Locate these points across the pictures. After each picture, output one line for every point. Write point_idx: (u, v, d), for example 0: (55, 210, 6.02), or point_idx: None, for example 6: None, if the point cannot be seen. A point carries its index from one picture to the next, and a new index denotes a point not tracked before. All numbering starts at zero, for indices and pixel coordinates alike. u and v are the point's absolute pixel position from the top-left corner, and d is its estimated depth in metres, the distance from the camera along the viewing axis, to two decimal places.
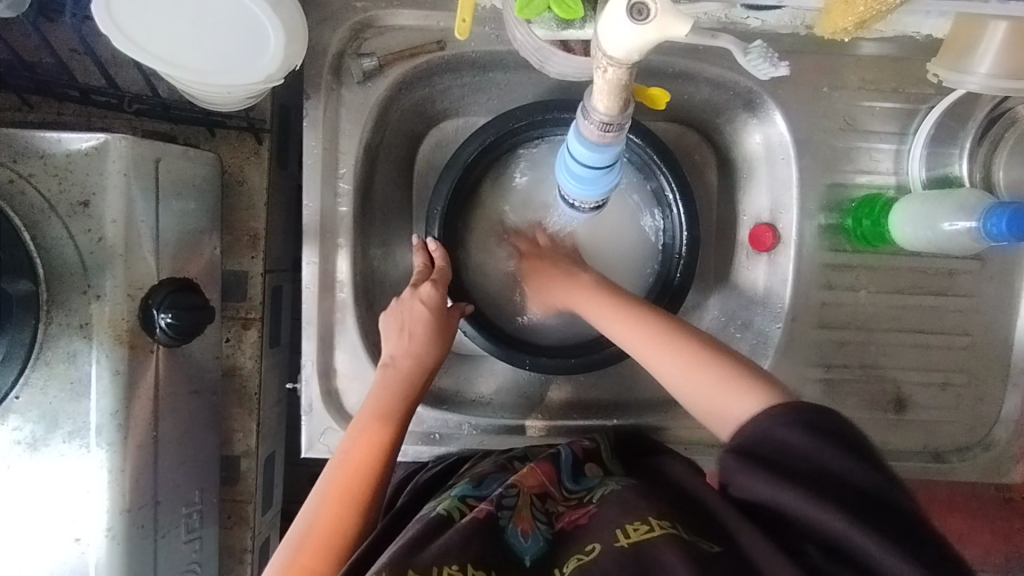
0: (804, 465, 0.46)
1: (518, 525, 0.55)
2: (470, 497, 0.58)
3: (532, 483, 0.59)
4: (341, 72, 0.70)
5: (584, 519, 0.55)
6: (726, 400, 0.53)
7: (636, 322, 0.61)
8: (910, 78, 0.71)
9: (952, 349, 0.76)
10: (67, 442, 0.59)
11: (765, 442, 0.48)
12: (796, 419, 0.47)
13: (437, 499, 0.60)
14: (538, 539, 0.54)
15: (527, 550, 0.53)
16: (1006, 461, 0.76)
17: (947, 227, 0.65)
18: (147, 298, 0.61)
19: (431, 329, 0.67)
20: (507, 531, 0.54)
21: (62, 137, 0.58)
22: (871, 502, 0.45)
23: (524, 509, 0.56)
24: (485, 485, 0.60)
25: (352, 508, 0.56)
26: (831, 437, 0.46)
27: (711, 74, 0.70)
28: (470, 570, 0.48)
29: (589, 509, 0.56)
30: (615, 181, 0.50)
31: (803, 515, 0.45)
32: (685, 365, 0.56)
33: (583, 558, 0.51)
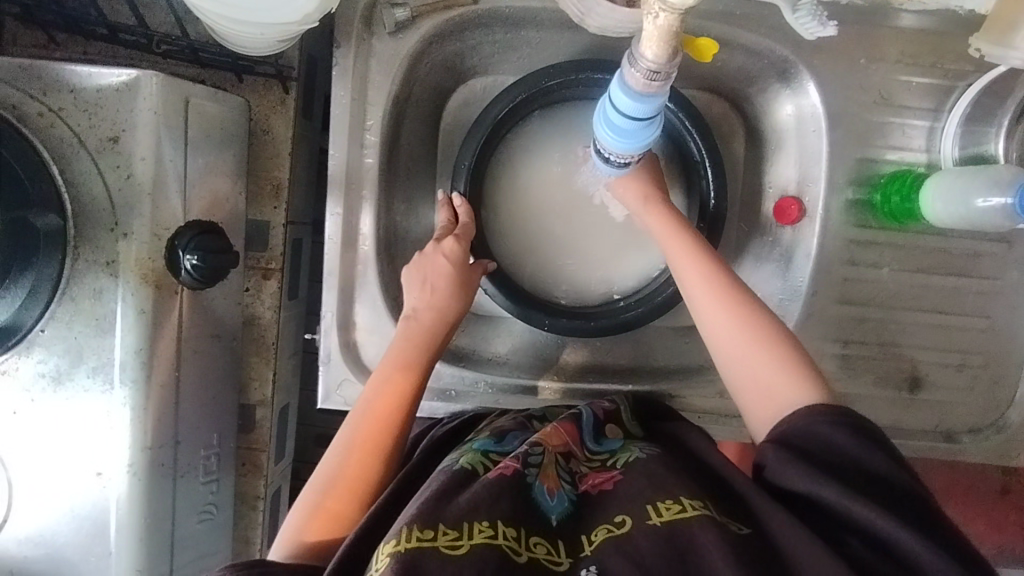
0: (841, 463, 0.47)
1: (545, 483, 0.55)
2: (492, 452, 0.59)
3: (556, 443, 0.59)
4: (372, 22, 0.69)
5: (609, 484, 0.56)
6: (778, 385, 0.53)
7: (702, 269, 0.60)
8: (950, 53, 0.70)
9: (971, 332, 0.76)
10: (90, 378, 0.60)
11: (804, 438, 0.49)
12: (843, 419, 0.49)
13: (458, 450, 0.61)
14: (564, 499, 0.54)
15: (553, 509, 0.53)
16: (1019, 445, 0.76)
17: (979, 204, 0.65)
18: (174, 239, 0.61)
19: (453, 284, 0.67)
20: (534, 489, 0.54)
21: (93, 72, 0.58)
22: (914, 505, 0.45)
23: (550, 467, 0.56)
24: (506, 441, 0.61)
25: (374, 455, 0.56)
26: (874, 438, 0.48)
27: (747, 40, 0.69)
28: (500, 526, 0.48)
29: (614, 475, 0.57)
30: (655, 136, 0.49)
31: (836, 506, 0.46)
32: (744, 338, 0.55)
33: (613, 530, 0.50)
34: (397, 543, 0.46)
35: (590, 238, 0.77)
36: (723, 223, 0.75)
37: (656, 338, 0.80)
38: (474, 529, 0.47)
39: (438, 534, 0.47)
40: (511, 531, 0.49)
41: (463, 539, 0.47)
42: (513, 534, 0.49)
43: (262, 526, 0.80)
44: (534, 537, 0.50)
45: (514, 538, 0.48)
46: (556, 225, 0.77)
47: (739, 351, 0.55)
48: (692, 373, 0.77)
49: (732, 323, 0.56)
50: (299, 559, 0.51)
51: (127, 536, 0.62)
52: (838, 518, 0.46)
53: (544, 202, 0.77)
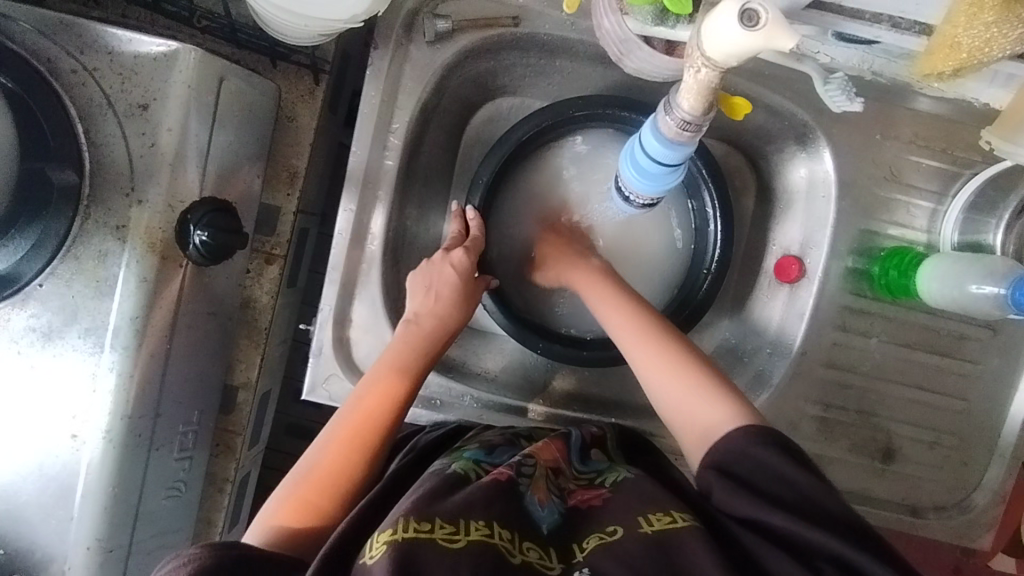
0: (781, 483, 0.49)
1: (536, 493, 0.57)
2: (483, 461, 0.61)
3: (547, 457, 0.61)
4: (413, 29, 0.70)
5: (597, 500, 0.58)
6: (698, 404, 0.55)
7: (627, 310, 0.64)
8: (960, 143, 0.73)
9: (948, 411, 0.78)
10: (81, 339, 0.59)
11: (739, 459, 0.50)
12: (773, 440, 0.50)
13: (447, 457, 0.62)
14: (553, 511, 0.57)
15: (543, 519, 0.56)
16: (979, 527, 0.77)
17: (973, 290, 0.66)
18: (186, 212, 0.60)
19: (457, 294, 0.67)
20: (526, 498, 0.56)
21: (134, 38, 0.58)
22: (854, 524, 0.47)
23: (541, 480, 0.59)
24: (496, 453, 0.63)
25: (359, 453, 0.57)
26: (796, 455, 0.50)
27: (772, 101, 0.71)
28: (496, 527, 0.51)
29: (602, 492, 0.59)
30: (676, 183, 0.50)
31: (790, 530, 0.47)
32: (665, 365, 0.58)
33: (605, 537, 0.53)
34: (394, 532, 0.47)
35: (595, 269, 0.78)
36: (725, 274, 0.77)
37: None
38: (470, 527, 0.50)
39: (435, 527, 0.49)
40: (505, 534, 0.52)
41: (459, 534, 0.49)
42: (508, 535, 0.51)
43: (226, 510, 0.79)
44: (527, 542, 0.52)
45: (509, 540, 0.51)
46: None
47: (658, 370, 0.58)
48: None
49: (654, 360, 0.59)
50: (273, 548, 0.52)
51: (93, 502, 0.61)
52: (794, 543, 0.47)
53: (552, 227, 0.78)
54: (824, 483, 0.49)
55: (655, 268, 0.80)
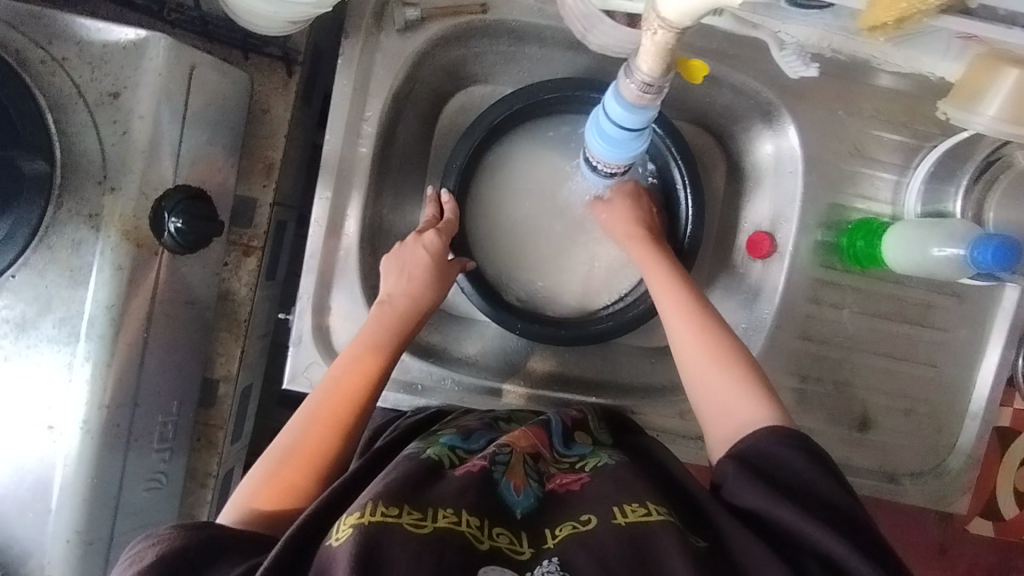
0: (795, 484, 0.51)
1: (511, 479, 0.58)
2: (458, 448, 0.62)
3: (524, 444, 0.63)
4: (383, 18, 0.71)
5: (575, 486, 0.59)
6: (737, 404, 0.57)
7: (677, 298, 0.64)
8: (919, 115, 0.76)
9: (920, 379, 0.80)
10: (56, 329, 0.59)
11: (759, 457, 0.52)
12: (799, 444, 0.52)
13: (425, 441, 0.63)
14: (529, 496, 0.58)
15: (518, 504, 0.57)
16: (955, 492, 0.79)
17: (935, 253, 0.68)
18: (160, 201, 0.60)
19: (430, 276, 0.68)
20: (501, 484, 0.58)
21: (104, 28, 0.58)
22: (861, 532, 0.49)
23: (518, 466, 0.60)
24: (472, 439, 0.64)
25: (336, 430, 0.57)
26: (821, 462, 0.52)
27: (736, 80, 0.73)
28: (464, 514, 0.52)
29: (581, 477, 0.60)
30: (641, 149, 0.51)
31: (792, 524, 0.49)
32: (712, 359, 0.59)
33: (578, 526, 0.54)
34: (361, 516, 0.48)
35: (573, 252, 0.79)
36: (698, 252, 0.78)
37: (623, 355, 0.83)
38: (438, 514, 0.51)
39: (403, 513, 0.49)
40: (474, 520, 0.52)
41: (427, 521, 0.50)
42: (477, 522, 0.52)
43: (209, 505, 0.78)
44: (497, 528, 0.53)
45: (478, 527, 0.52)
46: (538, 232, 0.79)
47: (702, 365, 0.59)
48: (657, 392, 0.79)
49: (702, 357, 0.59)
50: (251, 525, 0.52)
51: (72, 494, 0.60)
52: (796, 540, 0.49)
53: (527, 210, 0.79)
54: (833, 486, 0.51)
55: None
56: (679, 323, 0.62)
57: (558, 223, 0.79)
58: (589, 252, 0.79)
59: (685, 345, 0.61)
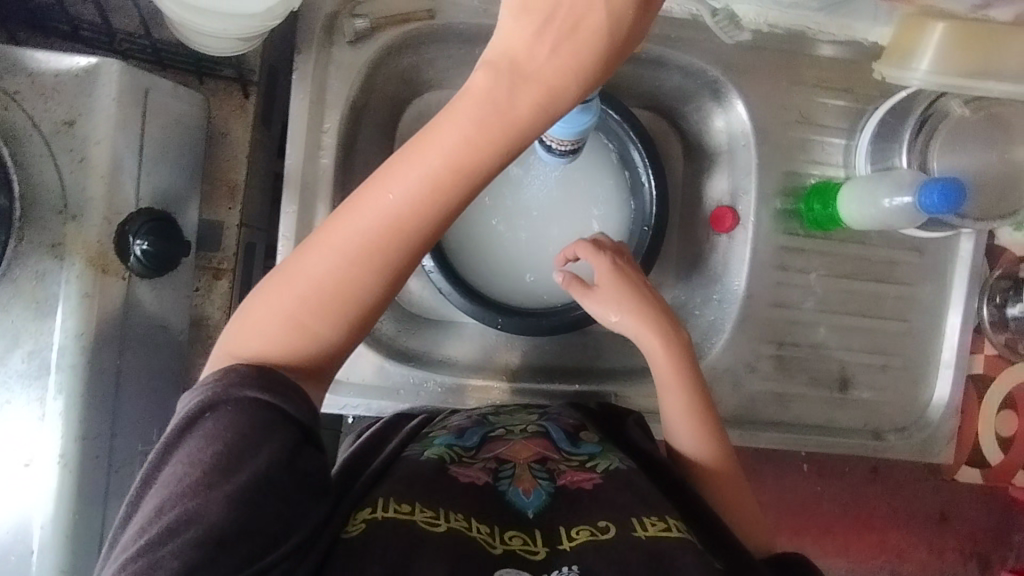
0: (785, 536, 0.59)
1: (520, 485, 0.59)
2: (455, 445, 0.64)
3: (526, 455, 0.63)
4: (333, 31, 0.73)
5: (587, 484, 0.59)
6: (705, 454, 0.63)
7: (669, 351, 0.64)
8: (858, 81, 0.79)
9: (892, 334, 0.82)
10: (26, 363, 0.58)
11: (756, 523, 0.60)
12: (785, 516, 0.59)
13: (423, 442, 0.65)
14: (540, 495, 0.59)
15: (529, 505, 0.58)
16: (938, 442, 0.82)
17: (886, 204, 0.71)
18: (125, 224, 0.61)
19: (480, 128, 0.46)
20: (509, 492, 0.59)
21: (54, 57, 0.58)
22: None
23: (526, 474, 0.61)
24: (466, 436, 0.65)
25: (352, 318, 0.51)
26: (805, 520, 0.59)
27: (681, 61, 0.76)
28: (474, 521, 0.54)
29: (593, 476, 0.60)
30: (588, 120, 0.53)
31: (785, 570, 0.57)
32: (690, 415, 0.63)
33: (596, 533, 0.54)
34: (374, 512, 0.52)
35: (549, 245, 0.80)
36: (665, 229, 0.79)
37: (604, 342, 0.84)
38: (450, 518, 0.53)
39: (415, 510, 0.53)
40: (485, 528, 0.54)
41: (439, 520, 0.52)
42: (487, 529, 0.54)
43: None
44: (510, 531, 0.55)
45: (489, 533, 0.54)
46: (506, 226, 0.80)
47: (681, 416, 0.63)
48: (639, 374, 0.81)
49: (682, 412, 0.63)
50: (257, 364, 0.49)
51: (55, 531, 0.59)
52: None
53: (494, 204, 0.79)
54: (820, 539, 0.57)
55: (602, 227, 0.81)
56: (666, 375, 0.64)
57: (527, 215, 0.80)
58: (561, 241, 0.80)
59: (674, 400, 0.63)
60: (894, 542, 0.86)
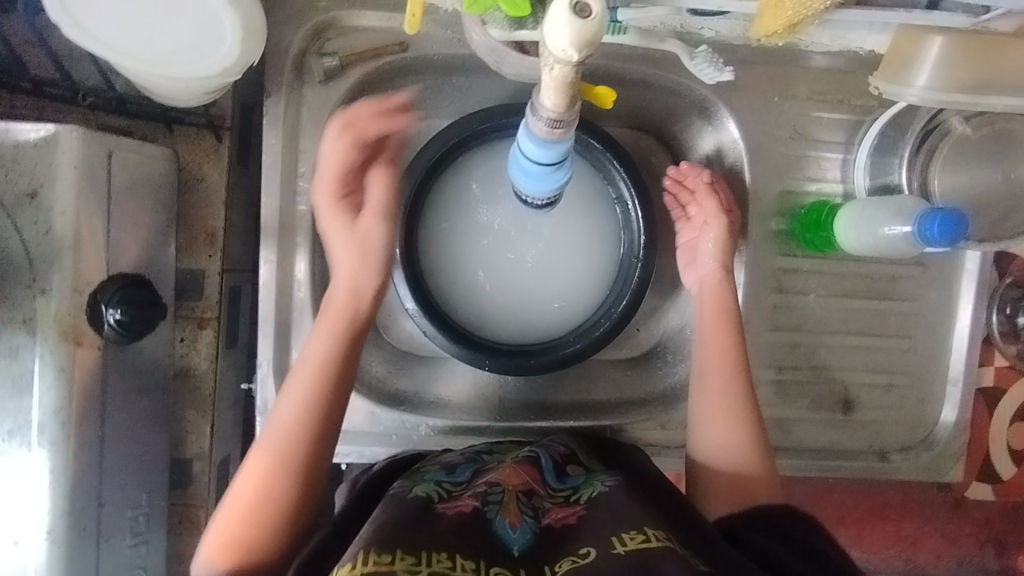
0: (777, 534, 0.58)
1: (506, 517, 0.57)
2: (444, 481, 0.63)
3: (516, 482, 0.62)
4: (303, 72, 0.70)
5: (573, 519, 0.58)
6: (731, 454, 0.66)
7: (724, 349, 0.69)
8: (855, 91, 0.75)
9: (896, 352, 0.79)
10: (7, 440, 0.57)
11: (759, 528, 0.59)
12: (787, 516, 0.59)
13: (410, 480, 0.63)
14: (526, 532, 0.57)
15: (515, 541, 0.55)
16: (946, 460, 0.80)
17: (885, 232, 0.68)
18: (96, 294, 0.59)
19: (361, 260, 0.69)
20: (495, 523, 0.56)
21: (10, 127, 0.56)
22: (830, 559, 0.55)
23: (511, 504, 0.59)
24: (457, 473, 0.65)
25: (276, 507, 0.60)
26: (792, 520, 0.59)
27: (667, 81, 0.73)
28: (459, 558, 0.50)
29: (578, 510, 0.60)
30: (565, 178, 0.50)
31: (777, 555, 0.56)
32: (721, 411, 0.68)
33: (578, 560, 0.53)
34: (354, 567, 0.48)
35: (534, 279, 0.78)
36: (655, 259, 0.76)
37: (600, 371, 0.82)
38: (432, 560, 0.50)
39: (396, 560, 0.48)
40: (471, 564, 0.51)
41: (422, 566, 0.49)
42: (473, 565, 0.51)
43: None
44: (495, 568, 0.51)
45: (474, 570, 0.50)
46: (490, 262, 0.77)
47: (712, 411, 0.68)
48: (634, 404, 0.79)
49: (717, 408, 0.68)
50: None
51: None
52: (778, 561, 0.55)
53: (479, 239, 0.77)
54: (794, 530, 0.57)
55: (592, 258, 0.78)
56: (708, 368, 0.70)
57: (513, 250, 0.77)
58: (550, 275, 0.78)
59: (708, 395, 0.69)
60: (908, 531, 0.89)
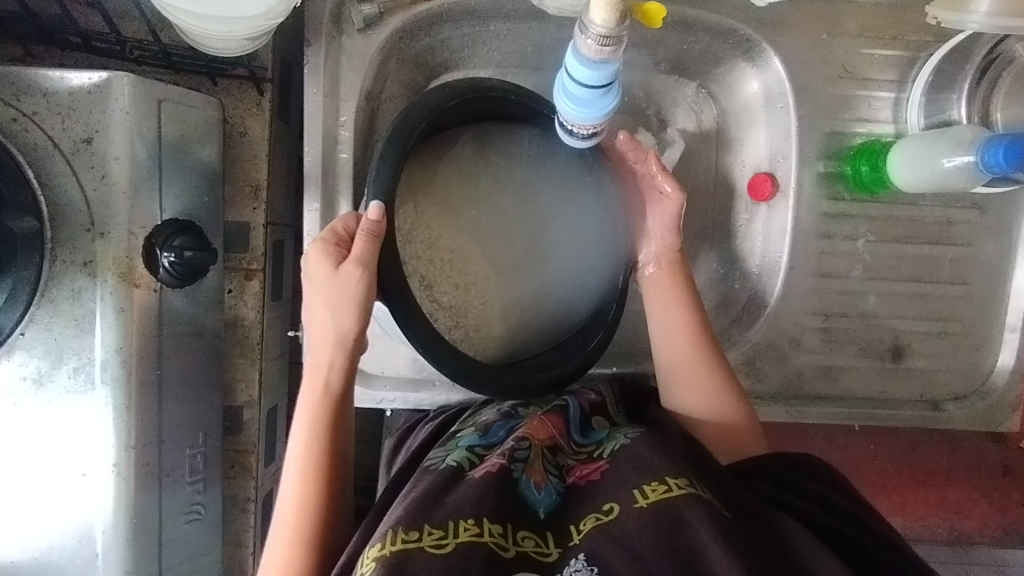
0: (792, 487, 0.59)
1: (531, 477, 0.60)
2: (477, 446, 0.65)
3: (543, 436, 0.64)
4: (341, 20, 0.70)
5: (596, 475, 0.60)
6: (722, 416, 0.66)
7: (681, 313, 0.67)
8: (910, 26, 0.72)
9: (950, 298, 0.77)
10: (72, 378, 0.60)
11: (770, 479, 0.60)
12: (797, 465, 0.61)
13: (446, 446, 0.66)
14: (551, 492, 0.60)
15: (541, 502, 0.58)
16: (1003, 410, 0.77)
17: (945, 164, 0.66)
18: (150, 239, 0.61)
19: (346, 301, 0.58)
20: (522, 483, 0.59)
21: (65, 75, 0.58)
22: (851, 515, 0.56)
23: (537, 463, 0.61)
24: (490, 434, 0.67)
25: (308, 554, 0.57)
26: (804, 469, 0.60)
27: (710, 21, 0.70)
28: (486, 523, 0.53)
29: (601, 465, 0.61)
30: (615, 104, 0.50)
31: (799, 510, 0.56)
32: (695, 378, 0.66)
33: (601, 517, 0.55)
34: (382, 547, 0.50)
35: (520, 277, 0.72)
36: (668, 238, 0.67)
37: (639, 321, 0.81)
38: (459, 528, 0.52)
39: (423, 534, 0.51)
40: (497, 528, 0.53)
41: (448, 538, 0.51)
42: (500, 530, 0.53)
43: (253, 529, 0.78)
44: (523, 532, 0.55)
45: (501, 534, 0.53)
46: (505, 266, 0.71)
47: (691, 376, 0.66)
48: None
49: (690, 374, 0.66)
50: None
51: (115, 534, 0.62)
52: (805, 516, 0.56)
53: (485, 240, 0.71)
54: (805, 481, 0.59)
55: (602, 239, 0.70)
56: (677, 336, 0.67)
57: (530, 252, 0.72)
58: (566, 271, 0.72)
59: (684, 365, 0.66)
60: (953, 498, 0.89)
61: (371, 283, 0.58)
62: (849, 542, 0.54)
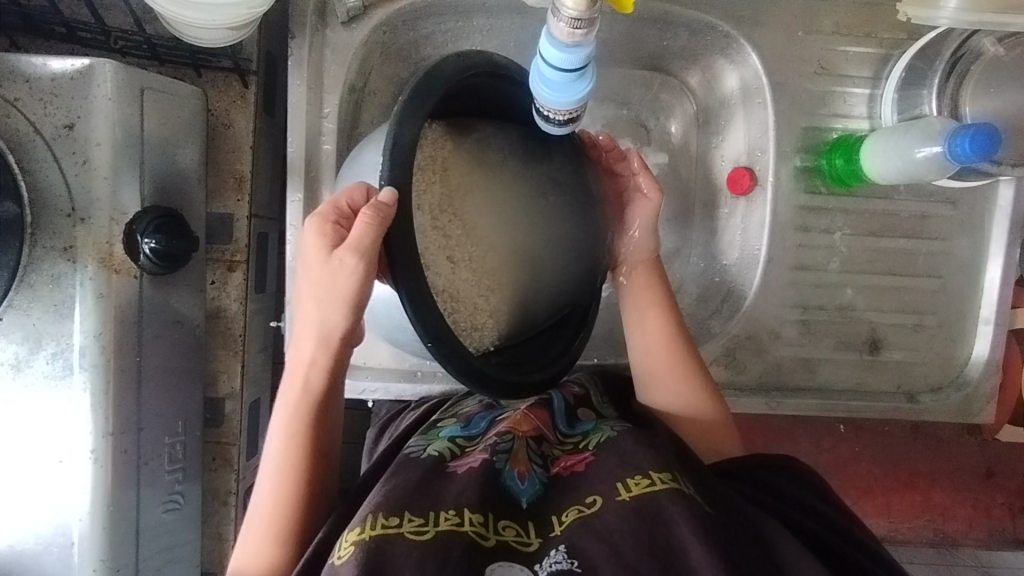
0: (769, 490, 0.59)
1: (515, 468, 0.60)
2: (459, 437, 0.65)
3: (527, 428, 0.65)
4: (325, 13, 0.71)
5: (580, 467, 0.61)
6: (703, 418, 0.67)
7: (659, 320, 0.68)
8: (883, 24, 0.74)
9: (926, 292, 0.78)
10: (50, 364, 0.60)
11: (750, 481, 0.60)
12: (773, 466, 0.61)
13: (427, 436, 0.66)
14: (534, 482, 0.60)
15: (524, 492, 0.59)
16: (978, 402, 0.78)
17: (917, 154, 0.68)
18: (131, 224, 0.61)
19: (338, 293, 0.54)
20: (506, 474, 0.59)
21: (47, 61, 0.58)
22: (827, 515, 0.56)
23: (521, 454, 0.62)
24: (472, 425, 0.67)
25: (281, 547, 0.57)
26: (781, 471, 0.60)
27: (689, 18, 0.72)
28: (466, 514, 0.53)
29: (585, 456, 0.62)
30: (588, 88, 0.52)
31: (779, 511, 0.56)
32: (677, 382, 0.67)
33: (584, 510, 0.55)
34: (361, 531, 0.50)
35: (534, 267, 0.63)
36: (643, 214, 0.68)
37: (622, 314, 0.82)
38: (440, 518, 0.52)
39: (403, 521, 0.51)
40: (478, 518, 0.54)
41: (428, 525, 0.51)
42: (481, 519, 0.54)
43: (233, 522, 0.78)
44: (504, 521, 0.55)
45: (482, 523, 0.53)
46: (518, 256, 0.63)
47: (671, 381, 0.67)
48: None
49: (669, 379, 0.67)
50: None
51: (92, 523, 0.62)
52: (784, 515, 0.56)
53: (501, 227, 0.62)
54: (783, 482, 0.59)
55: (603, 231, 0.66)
56: (657, 342, 0.67)
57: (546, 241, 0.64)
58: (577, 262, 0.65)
59: (663, 370, 0.67)
60: (939, 500, 0.90)
61: (366, 275, 0.51)
62: (825, 542, 0.54)
